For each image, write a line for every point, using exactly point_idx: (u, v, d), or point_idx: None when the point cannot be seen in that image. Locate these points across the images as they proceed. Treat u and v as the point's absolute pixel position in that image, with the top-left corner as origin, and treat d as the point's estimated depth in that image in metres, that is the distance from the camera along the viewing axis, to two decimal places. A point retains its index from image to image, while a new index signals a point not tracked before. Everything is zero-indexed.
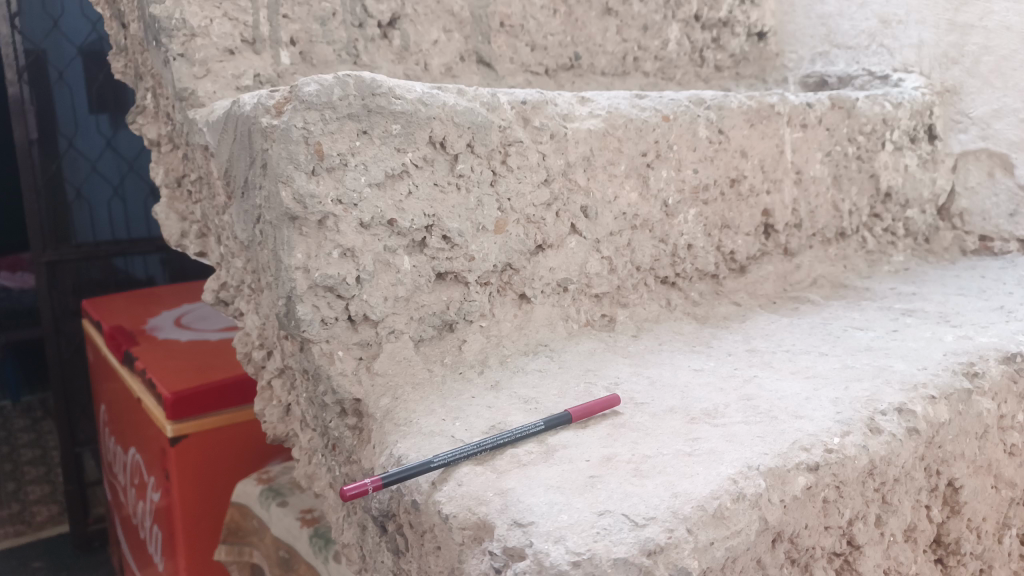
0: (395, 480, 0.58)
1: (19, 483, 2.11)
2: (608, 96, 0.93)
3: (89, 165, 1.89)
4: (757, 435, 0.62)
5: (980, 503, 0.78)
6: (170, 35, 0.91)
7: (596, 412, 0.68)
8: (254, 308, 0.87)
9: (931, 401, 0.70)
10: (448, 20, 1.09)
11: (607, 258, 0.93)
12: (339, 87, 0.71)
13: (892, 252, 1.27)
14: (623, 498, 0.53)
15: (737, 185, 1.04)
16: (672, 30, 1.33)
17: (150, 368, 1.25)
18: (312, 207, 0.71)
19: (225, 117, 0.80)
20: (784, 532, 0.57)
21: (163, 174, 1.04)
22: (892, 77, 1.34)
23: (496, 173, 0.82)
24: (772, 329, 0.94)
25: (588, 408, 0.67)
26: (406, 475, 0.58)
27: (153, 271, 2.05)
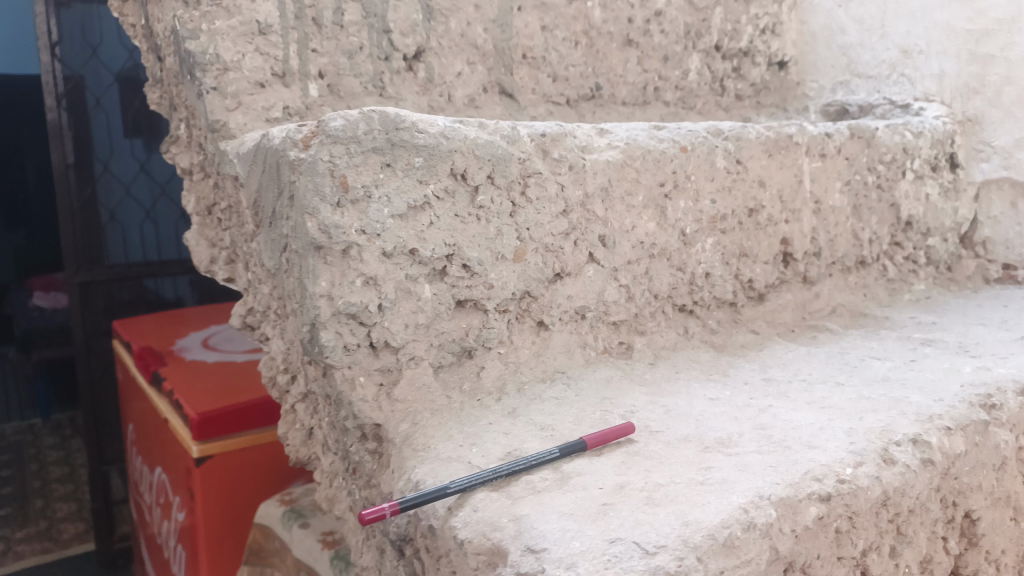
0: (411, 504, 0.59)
1: (47, 500, 2.14)
2: (627, 128, 0.95)
3: (123, 188, 1.93)
4: (770, 464, 0.63)
5: (999, 536, 0.77)
6: (204, 69, 0.94)
7: (610, 440, 0.69)
8: (279, 333, 0.89)
9: (947, 432, 0.70)
10: (472, 53, 1.12)
11: (624, 286, 0.94)
12: (364, 122, 0.73)
13: (914, 281, 1.27)
14: (634, 526, 0.54)
15: (755, 215, 1.06)
16: (692, 60, 1.35)
17: (178, 389, 1.28)
18: (337, 238, 0.73)
19: (255, 150, 0.83)
20: (796, 562, 0.58)
21: (195, 202, 1.08)
22: (913, 107, 1.36)
23: (515, 205, 0.84)
24: (790, 358, 0.94)
25: (603, 436, 0.68)
26: (420, 501, 0.60)
27: (182, 292, 2.10)
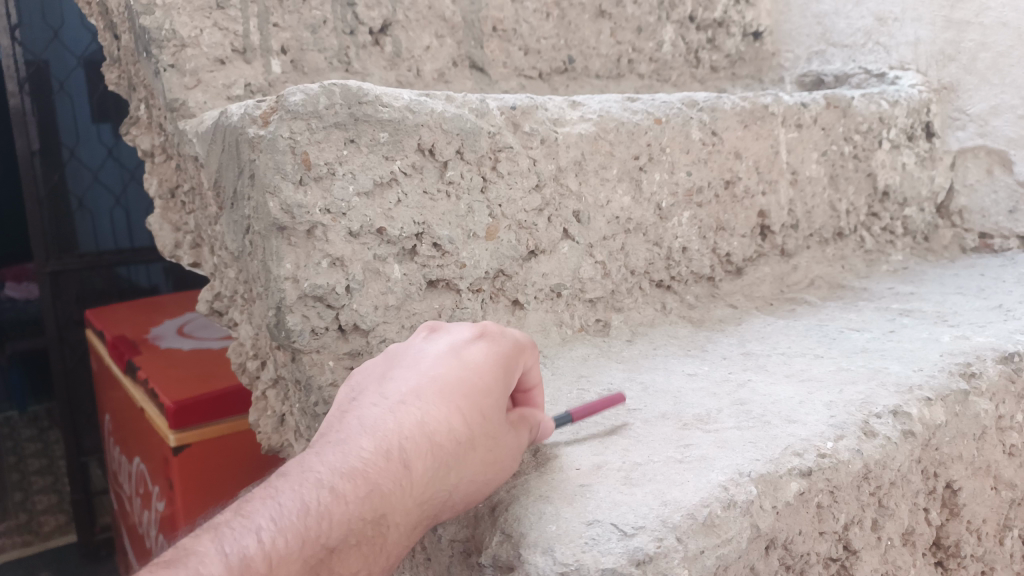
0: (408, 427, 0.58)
1: (27, 493, 2.03)
2: (599, 100, 0.93)
3: (91, 174, 1.84)
4: (749, 440, 0.61)
5: (979, 505, 0.77)
6: (160, 46, 0.90)
7: (600, 412, 0.67)
8: (247, 318, 0.86)
9: (927, 403, 0.69)
10: (440, 26, 1.09)
11: (600, 262, 0.93)
12: (325, 96, 0.70)
13: (891, 252, 1.27)
14: (611, 507, 0.52)
15: (732, 187, 1.04)
16: (666, 31, 1.32)
17: (153, 377, 1.25)
18: (300, 217, 0.70)
19: (213, 129, 0.79)
20: (778, 539, 0.57)
21: (157, 185, 1.04)
22: (889, 75, 1.34)
23: (486, 180, 0.81)
24: (768, 331, 0.93)
25: (590, 409, 0.66)
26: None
27: (156, 279, 2.03)
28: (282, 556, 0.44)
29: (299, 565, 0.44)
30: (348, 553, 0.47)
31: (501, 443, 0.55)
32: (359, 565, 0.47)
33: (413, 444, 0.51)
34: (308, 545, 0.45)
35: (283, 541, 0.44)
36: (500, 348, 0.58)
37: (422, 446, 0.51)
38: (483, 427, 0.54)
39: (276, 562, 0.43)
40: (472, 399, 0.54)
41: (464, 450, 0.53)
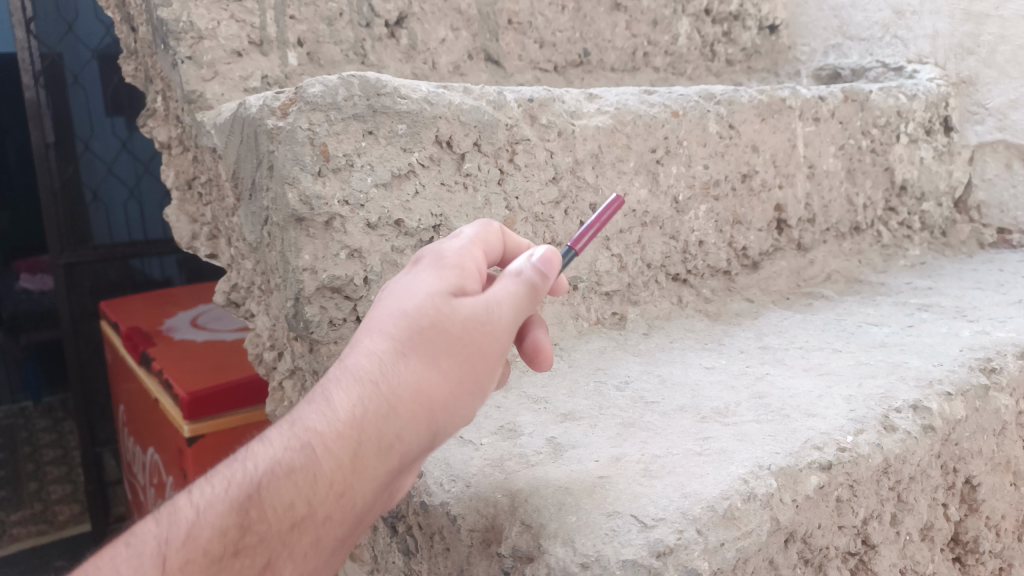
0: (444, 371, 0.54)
1: (41, 483, 2.01)
2: (616, 93, 0.92)
3: (105, 167, 1.85)
4: (769, 434, 0.61)
5: (999, 500, 0.77)
6: (178, 37, 0.90)
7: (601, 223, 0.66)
8: (264, 309, 0.87)
9: (947, 398, 0.69)
10: (456, 18, 1.09)
11: (617, 255, 0.92)
12: (344, 87, 0.70)
13: (908, 246, 1.26)
14: (632, 499, 0.52)
15: (749, 180, 1.03)
16: (682, 24, 1.31)
17: (167, 369, 1.25)
18: (319, 208, 0.71)
19: (231, 121, 0.80)
20: (797, 532, 0.56)
21: (173, 176, 1.05)
22: (906, 69, 1.33)
23: (503, 172, 0.81)
24: (785, 325, 0.93)
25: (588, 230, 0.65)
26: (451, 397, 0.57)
27: (169, 271, 2.05)
28: (207, 505, 0.42)
29: (219, 507, 0.41)
30: (279, 486, 0.42)
31: (460, 335, 0.46)
32: (292, 496, 0.42)
33: (335, 373, 0.44)
34: (231, 489, 0.42)
35: (211, 493, 0.43)
36: (445, 250, 0.51)
37: (346, 370, 0.44)
38: (421, 325, 0.45)
39: (200, 510, 0.42)
40: (401, 305, 0.46)
41: (395, 353, 0.44)
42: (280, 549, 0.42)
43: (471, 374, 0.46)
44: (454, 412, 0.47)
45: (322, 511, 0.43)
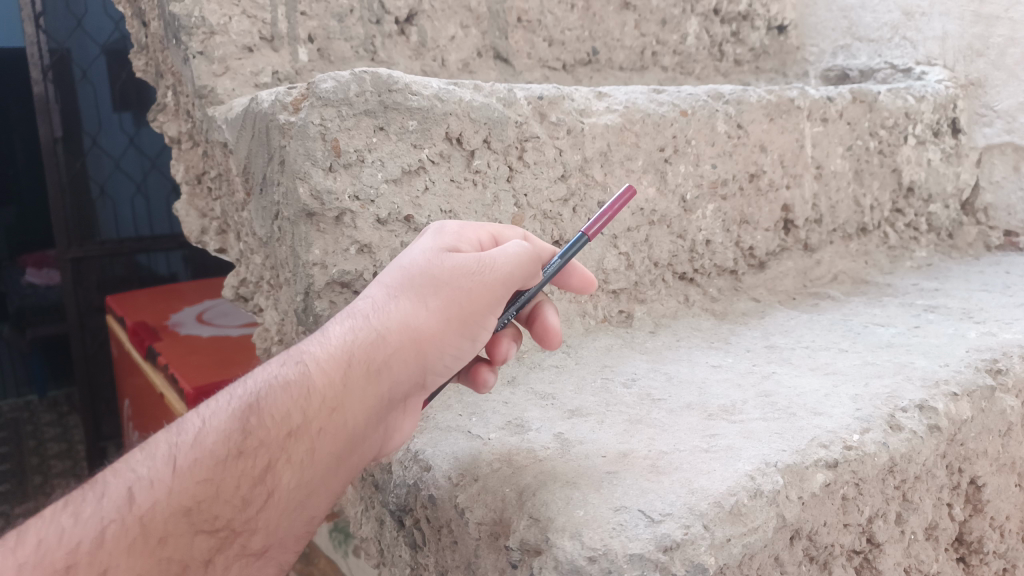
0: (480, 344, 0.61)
1: (46, 476, 1.95)
2: (625, 91, 0.93)
3: (113, 163, 1.84)
4: (775, 432, 0.61)
5: (1004, 501, 0.77)
6: (190, 33, 0.91)
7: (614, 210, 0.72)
8: (273, 304, 0.87)
9: (954, 398, 0.69)
10: (465, 16, 1.09)
11: (624, 254, 0.93)
12: (355, 83, 0.71)
13: (915, 248, 1.26)
14: (639, 494, 0.53)
15: (756, 180, 1.03)
16: (690, 23, 1.31)
17: (173, 363, 1.26)
18: (329, 203, 0.71)
19: (243, 115, 0.80)
20: (803, 530, 0.57)
21: (184, 171, 1.05)
22: (915, 71, 1.33)
23: (512, 169, 0.82)
24: (792, 324, 0.93)
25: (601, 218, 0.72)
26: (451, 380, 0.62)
27: (175, 267, 2.04)
28: (215, 417, 0.50)
29: (225, 417, 0.50)
30: (277, 400, 0.50)
31: (438, 285, 0.55)
32: (288, 406, 0.50)
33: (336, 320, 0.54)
34: (237, 405, 0.50)
35: (218, 409, 0.51)
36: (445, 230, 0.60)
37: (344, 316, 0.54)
38: (407, 280, 0.55)
39: (208, 420, 0.50)
40: (394, 269, 0.56)
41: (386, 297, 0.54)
42: (279, 455, 0.49)
43: (455, 318, 0.55)
44: (436, 352, 0.55)
45: (316, 423, 0.50)
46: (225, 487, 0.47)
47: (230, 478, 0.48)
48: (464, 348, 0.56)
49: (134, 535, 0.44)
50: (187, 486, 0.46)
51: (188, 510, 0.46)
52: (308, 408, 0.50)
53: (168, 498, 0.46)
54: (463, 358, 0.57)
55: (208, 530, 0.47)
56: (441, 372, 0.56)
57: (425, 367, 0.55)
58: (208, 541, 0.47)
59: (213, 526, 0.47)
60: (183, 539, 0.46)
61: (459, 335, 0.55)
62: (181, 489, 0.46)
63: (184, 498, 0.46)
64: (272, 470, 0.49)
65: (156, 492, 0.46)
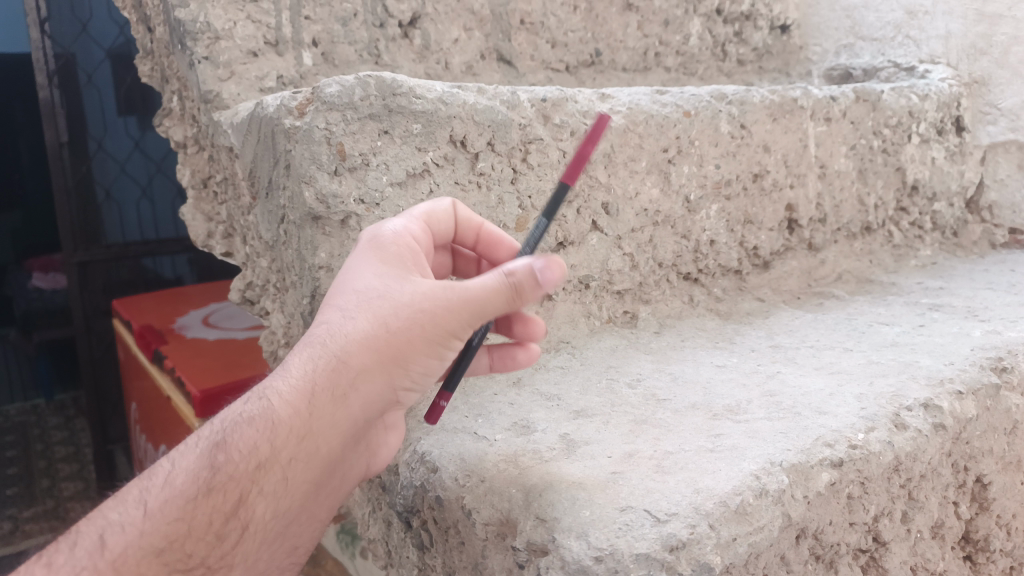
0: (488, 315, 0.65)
1: (53, 480, 1.96)
2: (629, 93, 0.93)
3: (118, 167, 1.85)
4: (780, 431, 0.61)
5: (1009, 499, 0.77)
6: (195, 38, 0.92)
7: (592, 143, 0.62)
8: (279, 307, 0.88)
9: (959, 397, 0.69)
10: (468, 19, 1.10)
11: (628, 254, 0.93)
12: (360, 88, 0.71)
13: (920, 247, 1.26)
14: (645, 494, 0.53)
15: (760, 180, 1.04)
16: (693, 24, 1.31)
17: (179, 367, 1.27)
18: (335, 207, 0.72)
19: (249, 120, 0.81)
20: (808, 529, 0.57)
21: (190, 175, 1.06)
22: (918, 69, 1.33)
23: (516, 171, 0.82)
24: (797, 324, 0.93)
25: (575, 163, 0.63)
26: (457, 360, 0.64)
27: (181, 270, 2.05)
28: (186, 455, 0.51)
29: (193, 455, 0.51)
30: (240, 434, 0.50)
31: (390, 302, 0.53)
32: (252, 440, 0.50)
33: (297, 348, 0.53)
34: (206, 442, 0.51)
35: (189, 447, 0.52)
36: (383, 235, 0.59)
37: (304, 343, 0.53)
38: (360, 301, 0.53)
39: (179, 461, 0.51)
40: (346, 289, 0.54)
41: (344, 320, 0.53)
42: (251, 489, 0.50)
43: (418, 334, 0.52)
44: (406, 371, 0.53)
45: (287, 455, 0.51)
46: (197, 526, 0.48)
47: (202, 517, 0.49)
48: (439, 361, 0.55)
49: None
50: (159, 529, 0.48)
51: (161, 551, 0.47)
52: (276, 442, 0.50)
53: (138, 541, 0.47)
54: (438, 371, 0.55)
55: (183, 568, 0.48)
56: (416, 387, 0.55)
57: (396, 387, 0.54)
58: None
59: (189, 564, 0.48)
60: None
61: (430, 353, 0.53)
62: (151, 531, 0.48)
63: (156, 539, 0.47)
64: (245, 504, 0.50)
65: (129, 537, 0.47)
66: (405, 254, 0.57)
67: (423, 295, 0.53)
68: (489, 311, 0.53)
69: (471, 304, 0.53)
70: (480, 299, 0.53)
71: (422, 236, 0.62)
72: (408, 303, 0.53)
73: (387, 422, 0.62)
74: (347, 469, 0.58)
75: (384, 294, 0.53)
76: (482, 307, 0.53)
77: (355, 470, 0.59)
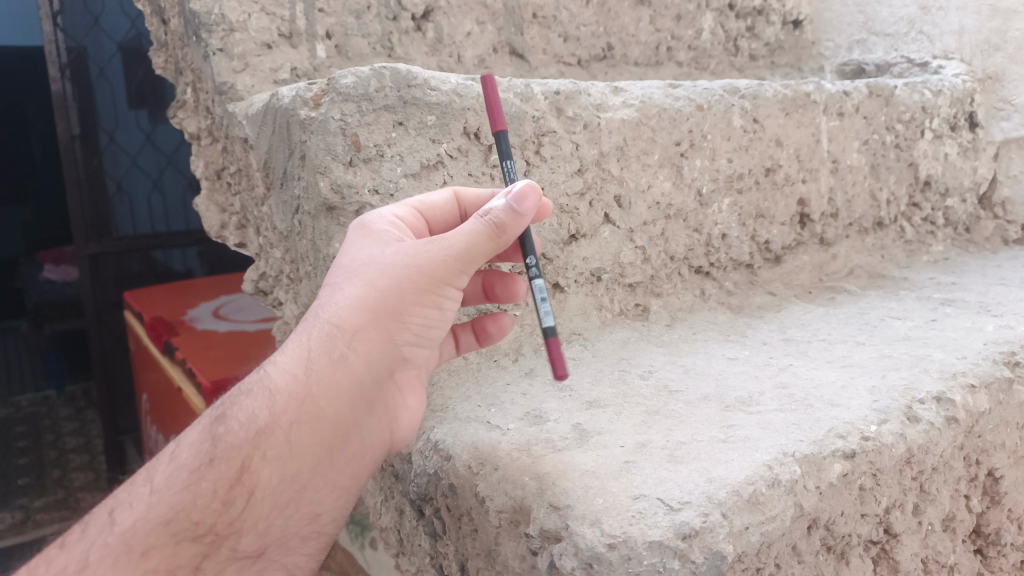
0: (530, 235, 0.67)
1: (64, 470, 1.98)
2: (642, 86, 0.93)
3: (129, 160, 1.85)
4: (793, 422, 0.62)
5: (1021, 494, 0.77)
6: (209, 30, 0.92)
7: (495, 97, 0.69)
8: (292, 297, 0.88)
9: (971, 390, 0.69)
10: (481, 12, 1.10)
11: (640, 248, 0.93)
12: (375, 79, 0.72)
13: (932, 243, 1.25)
14: (657, 483, 0.53)
15: (773, 174, 1.03)
16: (706, 19, 1.31)
17: (190, 358, 1.28)
18: (350, 197, 0.72)
19: (264, 111, 0.81)
20: (820, 519, 0.57)
21: (203, 167, 1.07)
22: (932, 65, 1.32)
23: (529, 163, 0.83)
24: (809, 318, 0.93)
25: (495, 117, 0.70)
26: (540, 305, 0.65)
27: (191, 263, 2.04)
28: (196, 433, 0.54)
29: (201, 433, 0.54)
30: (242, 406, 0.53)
31: (377, 266, 0.55)
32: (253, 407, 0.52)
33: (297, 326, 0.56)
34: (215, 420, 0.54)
35: (201, 427, 0.55)
36: (374, 216, 0.61)
37: (303, 320, 0.56)
38: (350, 272, 0.56)
39: (191, 440, 0.54)
40: (340, 266, 0.57)
41: (336, 291, 0.55)
42: (253, 456, 0.52)
43: (408, 292, 0.54)
44: (402, 323, 0.54)
45: (287, 420, 0.52)
46: (202, 495, 0.51)
47: (206, 486, 0.51)
48: (435, 310, 0.55)
49: (117, 551, 0.49)
50: (166, 501, 0.50)
51: (168, 522, 0.50)
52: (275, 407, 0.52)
53: (148, 514, 0.50)
54: (437, 323, 0.56)
55: (192, 537, 0.50)
56: (417, 340, 0.56)
57: (395, 343, 0.55)
58: (196, 546, 0.50)
59: (196, 532, 0.50)
60: (167, 549, 0.49)
61: (421, 304, 0.54)
62: (160, 504, 0.50)
63: (163, 511, 0.50)
64: (248, 470, 0.51)
65: (138, 512, 0.50)
66: (398, 230, 0.59)
67: (411, 252, 0.55)
68: (477, 256, 0.55)
69: (461, 253, 0.54)
70: (466, 248, 0.54)
71: (420, 218, 0.63)
72: (394, 262, 0.54)
73: (405, 387, 0.58)
74: (364, 435, 0.56)
75: (374, 261, 0.55)
76: (473, 256, 0.55)
77: (377, 439, 0.57)
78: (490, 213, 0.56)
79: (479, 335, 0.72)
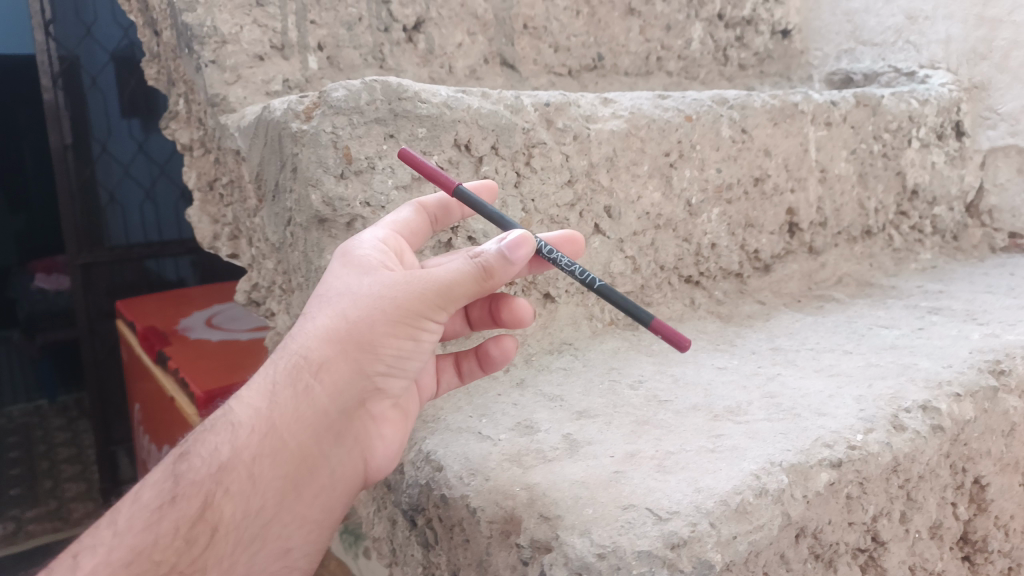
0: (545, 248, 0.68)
1: (56, 481, 1.97)
2: (631, 97, 0.94)
3: (122, 169, 1.84)
4: (781, 432, 0.62)
5: (1007, 501, 0.78)
6: (202, 42, 0.93)
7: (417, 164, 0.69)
8: (284, 308, 0.89)
9: (957, 398, 0.70)
10: (472, 23, 1.11)
11: (630, 258, 0.94)
12: (366, 92, 0.73)
13: (920, 250, 1.26)
14: (646, 492, 0.54)
15: (761, 184, 1.04)
16: (695, 29, 1.32)
17: (183, 368, 1.28)
18: (341, 209, 0.73)
19: (256, 124, 0.82)
20: (808, 528, 0.58)
21: (196, 178, 1.07)
22: (919, 74, 1.34)
23: (520, 175, 0.83)
24: (797, 327, 0.94)
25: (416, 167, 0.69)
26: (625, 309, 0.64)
27: (184, 272, 2.04)
28: (161, 471, 0.54)
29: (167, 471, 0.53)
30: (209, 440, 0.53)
31: (349, 297, 0.55)
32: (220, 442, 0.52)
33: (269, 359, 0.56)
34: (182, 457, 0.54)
35: (166, 465, 0.54)
36: (349, 245, 0.61)
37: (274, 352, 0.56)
38: (323, 303, 0.56)
39: (156, 478, 0.54)
40: (313, 297, 0.57)
41: (307, 322, 0.55)
42: (214, 491, 0.51)
43: (380, 323, 0.54)
44: (373, 353, 0.54)
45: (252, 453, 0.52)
46: (163, 533, 0.50)
47: (168, 523, 0.50)
48: (411, 342, 0.55)
49: None
50: (126, 543, 0.49)
51: (127, 563, 0.49)
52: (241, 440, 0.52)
53: (106, 557, 0.49)
54: (411, 354, 0.56)
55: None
56: (389, 371, 0.56)
57: (365, 374, 0.55)
58: None
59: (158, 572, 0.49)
60: None
61: (392, 334, 0.54)
62: (120, 545, 0.49)
63: (122, 553, 0.49)
64: (210, 506, 0.51)
65: (99, 556, 0.49)
66: (375, 258, 0.59)
67: (381, 283, 0.55)
68: (456, 292, 0.55)
69: (439, 285, 0.55)
70: (447, 283, 0.55)
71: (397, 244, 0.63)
72: (367, 293, 0.55)
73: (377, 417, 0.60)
74: (333, 466, 0.57)
75: (346, 292, 0.56)
76: (452, 291, 0.55)
77: (348, 468, 0.58)
78: (481, 255, 0.56)
79: (482, 360, 0.71)
